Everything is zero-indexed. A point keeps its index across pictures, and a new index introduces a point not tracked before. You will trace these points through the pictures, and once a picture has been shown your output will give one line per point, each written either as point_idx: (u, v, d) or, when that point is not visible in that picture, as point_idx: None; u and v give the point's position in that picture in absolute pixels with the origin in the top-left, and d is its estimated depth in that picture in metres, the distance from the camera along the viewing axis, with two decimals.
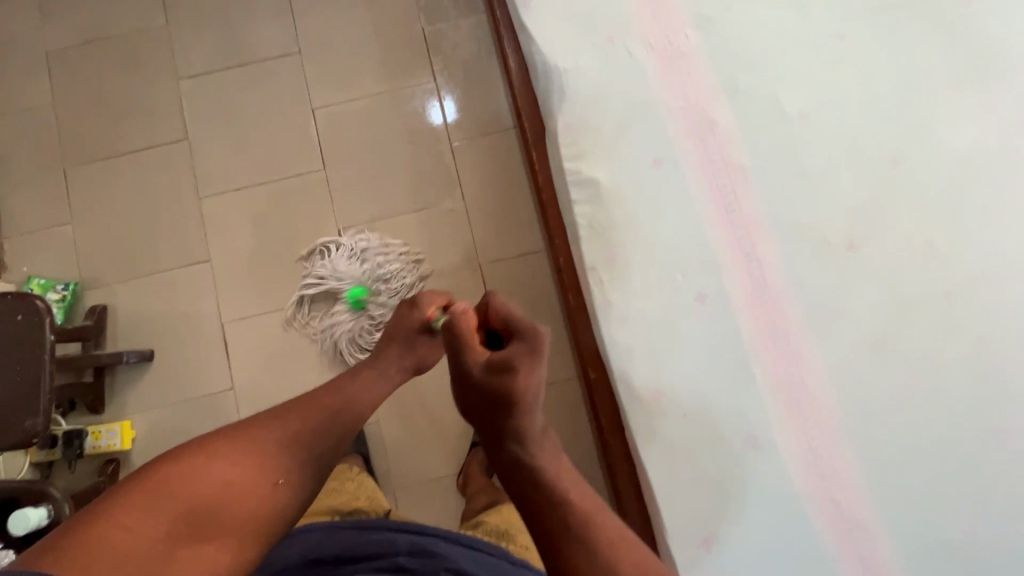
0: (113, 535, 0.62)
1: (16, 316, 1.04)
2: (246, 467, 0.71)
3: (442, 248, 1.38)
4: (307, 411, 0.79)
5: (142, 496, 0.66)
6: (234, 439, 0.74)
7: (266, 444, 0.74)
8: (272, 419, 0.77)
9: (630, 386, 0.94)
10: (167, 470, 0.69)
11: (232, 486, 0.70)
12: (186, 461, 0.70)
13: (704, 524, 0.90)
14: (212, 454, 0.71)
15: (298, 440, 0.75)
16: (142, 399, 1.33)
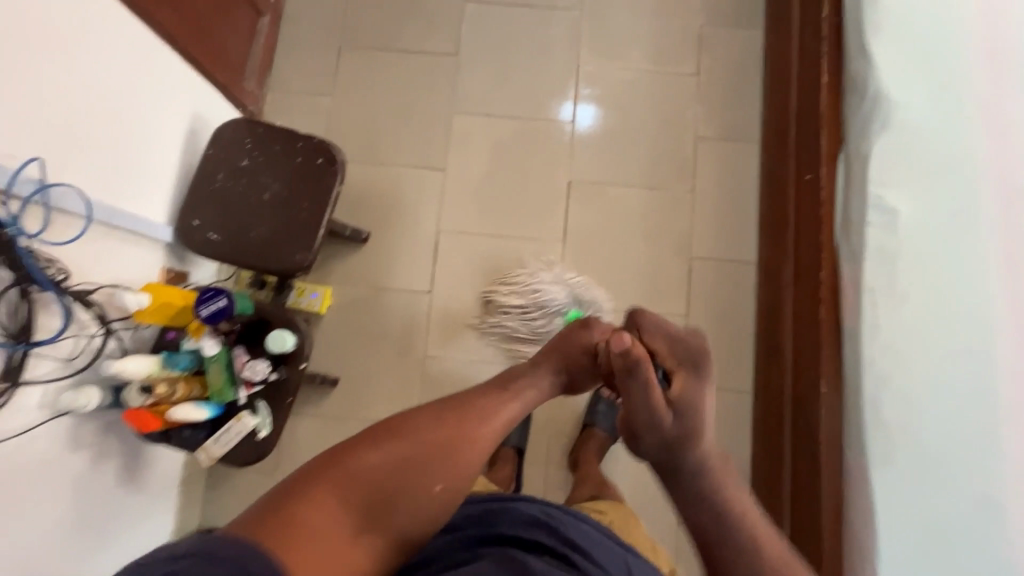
0: (312, 517, 0.56)
1: (317, 159, 1.10)
2: (420, 461, 0.65)
3: (661, 229, 1.42)
4: (482, 411, 0.72)
5: (339, 486, 0.59)
6: (419, 429, 0.67)
7: (443, 439, 0.67)
8: (437, 416, 0.69)
9: (877, 410, 0.97)
10: (364, 458, 0.62)
11: (404, 488, 0.63)
12: (375, 453, 0.63)
13: (912, 562, 0.92)
14: (395, 446, 0.64)
15: (444, 446, 0.66)
16: (347, 273, 1.40)
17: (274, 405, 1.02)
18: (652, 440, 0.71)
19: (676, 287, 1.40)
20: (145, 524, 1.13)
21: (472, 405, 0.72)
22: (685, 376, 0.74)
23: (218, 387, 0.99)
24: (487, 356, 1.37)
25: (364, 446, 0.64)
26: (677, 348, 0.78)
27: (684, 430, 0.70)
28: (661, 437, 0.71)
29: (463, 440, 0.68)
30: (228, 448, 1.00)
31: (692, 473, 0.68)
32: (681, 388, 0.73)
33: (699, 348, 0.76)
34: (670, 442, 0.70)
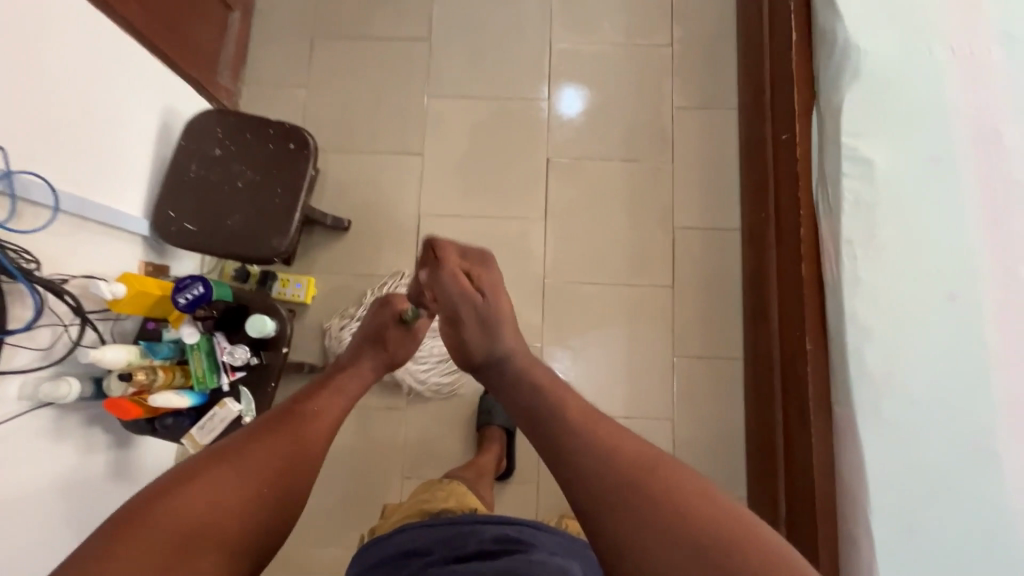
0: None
1: (289, 144, 1.11)
2: (238, 485, 0.58)
3: (641, 200, 1.41)
4: (312, 408, 0.70)
5: (136, 531, 0.52)
6: (238, 448, 0.61)
7: (270, 456, 0.62)
8: (253, 437, 0.63)
9: (862, 361, 0.95)
10: (174, 496, 0.55)
11: (228, 515, 0.56)
12: (185, 487, 0.56)
13: (908, 513, 0.90)
14: (211, 471, 0.58)
15: (280, 468, 0.61)
16: (330, 263, 1.40)
17: (256, 391, 1.02)
18: (472, 330, 0.75)
19: (660, 258, 1.39)
20: None
21: (300, 413, 0.68)
22: (489, 276, 0.78)
23: (201, 375, 1.00)
24: None
25: (170, 483, 0.56)
26: (466, 254, 0.80)
27: (496, 319, 0.75)
28: (483, 323, 0.75)
29: (295, 443, 0.64)
30: (212, 437, 1.00)
31: (538, 388, 0.65)
32: (479, 280, 0.78)
33: (481, 256, 0.80)
34: (483, 323, 0.75)
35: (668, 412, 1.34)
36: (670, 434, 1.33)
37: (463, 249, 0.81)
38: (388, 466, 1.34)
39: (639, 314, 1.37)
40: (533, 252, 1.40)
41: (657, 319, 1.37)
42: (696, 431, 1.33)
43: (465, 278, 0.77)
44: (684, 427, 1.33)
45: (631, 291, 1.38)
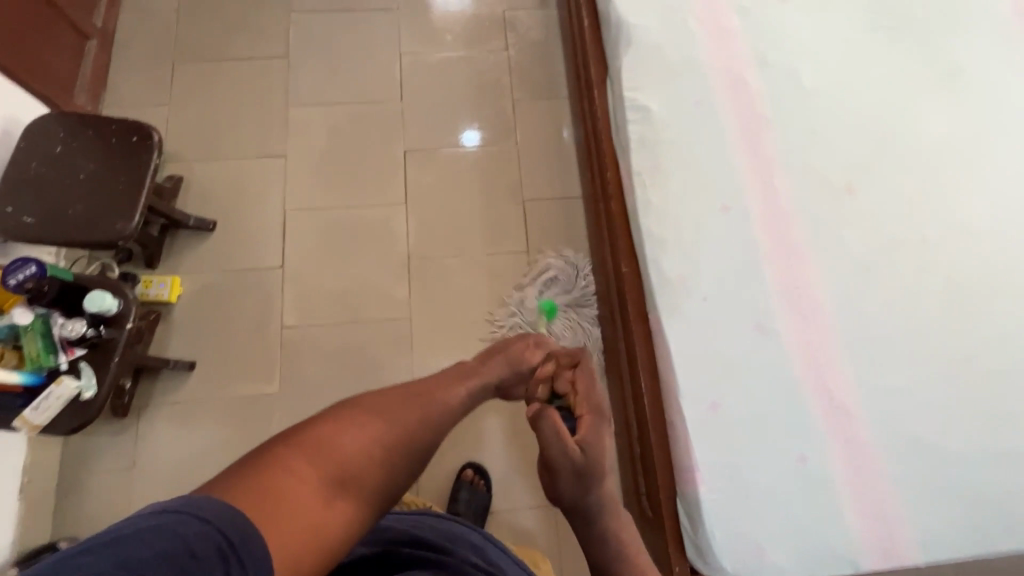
0: (277, 475, 0.56)
1: (132, 137, 1.17)
2: (359, 441, 0.64)
3: (494, 180, 1.56)
4: (420, 403, 0.73)
5: (310, 453, 0.60)
6: (380, 411, 0.69)
7: (410, 410, 0.71)
8: (326, 419, 0.66)
9: (660, 269, 1.10)
10: (330, 434, 0.63)
11: (351, 460, 0.62)
12: (343, 426, 0.65)
13: (710, 390, 1.03)
14: (353, 422, 0.66)
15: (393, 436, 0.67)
16: (197, 262, 1.43)
17: (98, 367, 1.03)
18: (568, 481, 0.76)
19: (514, 228, 1.52)
20: None
21: (423, 402, 0.73)
22: (591, 422, 0.77)
23: (36, 355, 0.99)
24: (343, 318, 1.42)
25: (333, 416, 0.66)
26: (587, 386, 0.81)
27: (591, 461, 0.74)
28: (576, 472, 0.75)
29: (423, 420, 0.71)
30: (50, 417, 0.99)
31: (600, 507, 0.76)
32: (584, 430, 0.76)
33: (597, 395, 0.80)
34: (579, 477, 0.75)
35: None
36: None
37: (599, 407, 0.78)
38: None
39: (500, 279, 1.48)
40: (396, 233, 1.50)
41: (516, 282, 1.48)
42: None
43: (564, 426, 0.73)
44: None
45: (490, 259, 1.49)
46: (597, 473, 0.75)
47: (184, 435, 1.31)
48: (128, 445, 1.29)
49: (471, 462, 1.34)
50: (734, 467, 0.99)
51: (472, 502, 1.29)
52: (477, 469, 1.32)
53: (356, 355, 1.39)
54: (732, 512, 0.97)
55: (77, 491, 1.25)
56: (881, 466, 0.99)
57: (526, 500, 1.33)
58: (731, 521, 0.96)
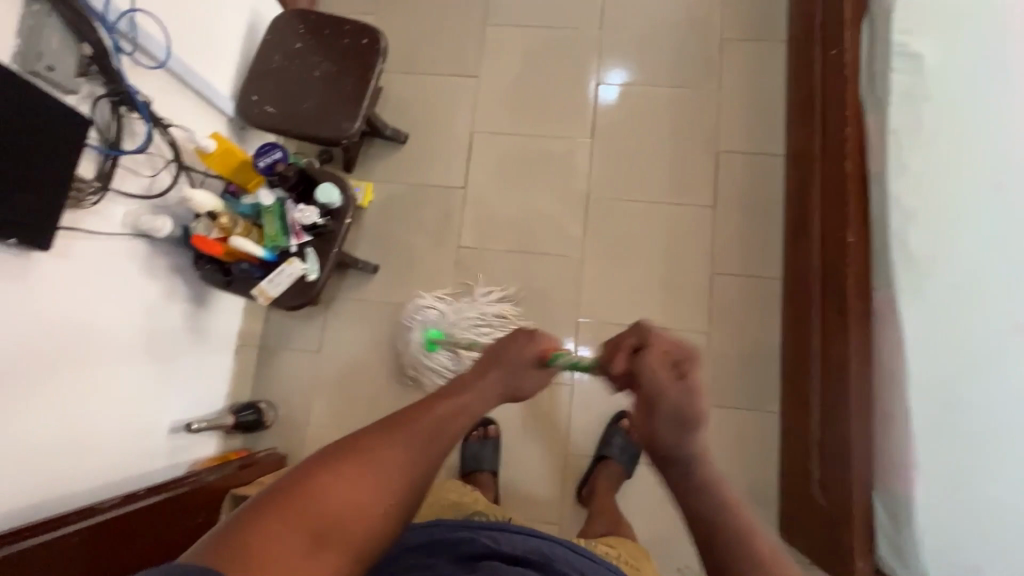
0: (258, 544, 0.50)
1: (362, 40, 1.20)
2: (359, 479, 0.57)
3: (687, 126, 1.45)
4: (428, 430, 0.63)
5: (291, 516, 0.53)
6: (371, 453, 0.59)
7: (414, 449, 0.61)
8: (327, 455, 0.58)
9: (904, 244, 0.97)
10: (316, 483, 0.55)
11: (347, 506, 0.56)
12: (335, 466, 0.57)
13: (946, 389, 0.91)
14: (345, 470, 0.57)
15: (399, 476, 0.59)
16: (387, 171, 1.49)
17: (321, 253, 1.12)
18: (663, 425, 0.65)
19: (703, 179, 1.42)
20: (205, 378, 1.24)
21: (424, 439, 0.62)
22: (690, 364, 0.66)
23: (273, 235, 1.08)
24: (516, 245, 1.43)
25: (327, 463, 0.57)
26: (678, 344, 0.67)
27: (695, 407, 0.65)
28: (677, 414, 0.65)
29: (426, 461, 0.61)
30: (281, 291, 1.10)
31: (697, 458, 0.65)
32: (653, 366, 0.66)
33: (682, 348, 0.67)
34: (685, 423, 0.65)
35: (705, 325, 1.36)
36: (704, 346, 1.35)
37: (677, 342, 0.68)
38: None
39: (681, 230, 1.40)
40: (578, 168, 1.45)
41: (696, 236, 1.40)
42: (729, 342, 1.35)
43: (622, 361, 0.69)
44: (720, 340, 1.35)
45: (672, 209, 1.41)
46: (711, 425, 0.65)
47: (364, 330, 1.41)
48: (316, 330, 1.42)
49: (626, 411, 1.32)
50: (960, 476, 0.88)
51: (626, 450, 1.28)
52: (632, 419, 1.31)
53: (524, 285, 1.41)
54: (949, 525, 0.87)
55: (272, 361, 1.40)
56: None
57: None
58: (945, 532, 0.87)
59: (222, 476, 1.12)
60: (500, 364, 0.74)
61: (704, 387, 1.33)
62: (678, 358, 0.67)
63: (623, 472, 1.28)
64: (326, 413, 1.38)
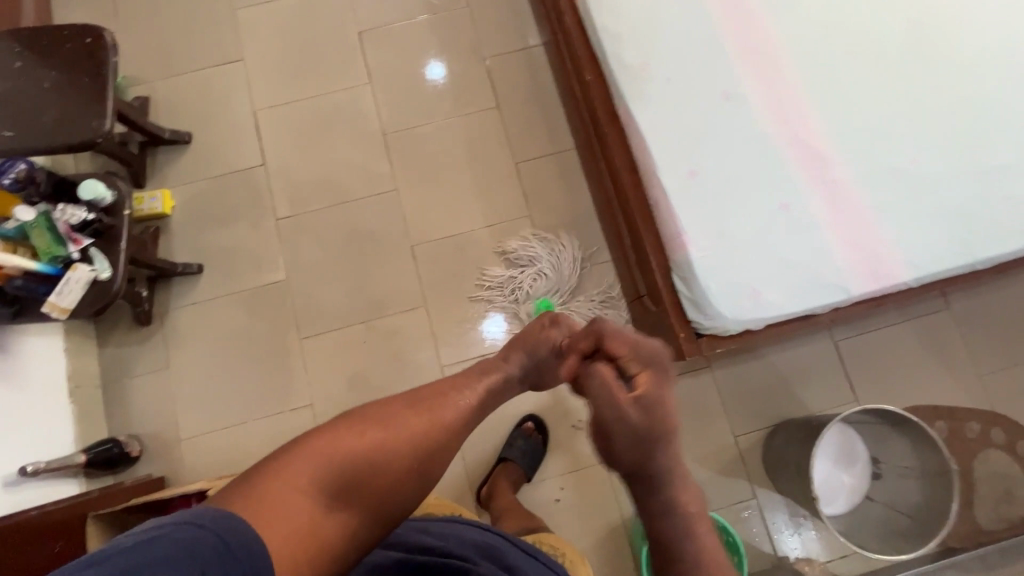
0: (282, 489, 0.62)
1: (86, 40, 1.18)
2: (370, 444, 0.69)
3: (452, 44, 1.55)
4: (438, 409, 0.77)
5: (305, 461, 0.65)
6: (382, 422, 0.72)
7: (421, 430, 0.74)
8: (349, 421, 0.71)
9: (621, 61, 1.11)
10: (318, 442, 0.68)
11: (367, 464, 0.68)
12: (357, 432, 0.70)
13: (688, 161, 1.05)
14: (357, 434, 0.70)
15: (412, 442, 0.72)
16: (181, 173, 1.46)
17: (109, 253, 1.09)
18: (626, 439, 0.71)
19: (481, 87, 1.52)
20: (35, 428, 1.15)
21: (426, 418, 0.75)
22: (653, 382, 0.75)
23: (47, 248, 1.03)
24: (333, 200, 1.46)
25: (338, 425, 0.70)
26: (639, 350, 0.79)
27: (646, 420, 0.71)
28: (637, 428, 0.71)
29: (422, 439, 0.73)
30: (75, 300, 1.05)
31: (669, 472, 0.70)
32: (641, 385, 0.75)
33: (652, 351, 0.78)
34: (639, 430, 0.70)
35: (526, 210, 1.46)
36: (531, 226, 1.45)
37: (633, 340, 0.79)
38: (282, 333, 1.39)
39: (477, 136, 1.50)
40: (366, 111, 1.51)
41: (493, 136, 1.50)
42: (551, 215, 1.46)
43: (611, 376, 0.77)
44: (542, 217, 1.46)
45: (464, 121, 1.50)
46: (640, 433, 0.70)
47: (209, 328, 1.38)
48: (158, 348, 1.37)
49: (531, 415, 1.34)
50: (721, 226, 1.03)
51: (528, 452, 1.30)
52: (535, 420, 1.34)
53: (354, 231, 1.44)
54: (728, 266, 1.01)
55: (122, 395, 1.34)
56: (858, 197, 1.03)
57: None
58: (723, 272, 1.01)
59: (41, 509, 1.02)
60: (522, 343, 0.88)
61: (542, 261, 1.43)
62: (638, 367, 0.77)
63: (523, 476, 1.30)
64: (196, 422, 1.34)
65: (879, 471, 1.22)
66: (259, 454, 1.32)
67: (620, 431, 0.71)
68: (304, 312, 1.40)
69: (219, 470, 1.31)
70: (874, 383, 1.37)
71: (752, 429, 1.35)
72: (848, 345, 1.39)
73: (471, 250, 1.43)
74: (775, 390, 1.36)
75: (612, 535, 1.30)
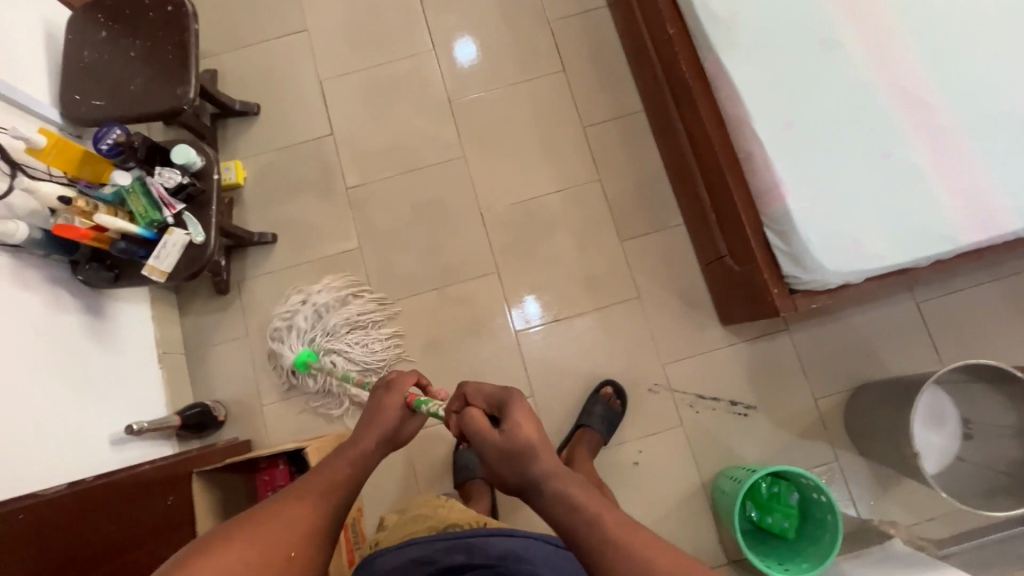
0: None
1: (166, 8, 1.19)
2: (257, 552, 0.56)
3: (515, 8, 1.53)
4: (316, 490, 0.65)
5: None
6: (264, 521, 0.59)
7: (310, 522, 0.62)
8: (217, 538, 0.56)
9: (709, 11, 1.08)
10: (209, 566, 0.53)
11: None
12: (283, 505, 0.62)
13: (783, 111, 1.03)
14: (235, 547, 0.56)
15: (306, 535, 0.61)
16: (251, 144, 1.48)
17: (200, 217, 1.11)
18: (496, 460, 0.66)
19: (545, 50, 1.50)
20: (132, 391, 1.19)
21: (306, 509, 0.62)
22: (512, 410, 0.67)
23: (144, 213, 1.06)
24: (400, 168, 1.46)
25: (209, 544, 0.55)
26: (488, 377, 0.76)
27: (513, 442, 0.64)
28: (507, 455, 0.65)
29: (314, 530, 0.61)
30: (172, 264, 1.07)
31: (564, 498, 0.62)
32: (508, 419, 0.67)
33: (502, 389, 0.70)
34: (508, 455, 0.64)
35: (594, 174, 1.45)
36: (600, 191, 1.43)
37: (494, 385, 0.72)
38: (356, 300, 1.40)
39: (543, 101, 1.48)
40: (430, 79, 1.50)
41: (559, 101, 1.48)
42: (620, 179, 1.44)
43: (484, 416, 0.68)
44: (611, 181, 1.44)
45: (529, 85, 1.49)
46: (520, 450, 0.64)
47: (285, 297, 1.40)
48: (237, 315, 1.39)
49: (609, 380, 1.34)
50: (818, 177, 1.00)
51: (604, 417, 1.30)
52: (614, 386, 1.33)
53: (422, 199, 1.44)
54: (827, 218, 0.99)
55: (204, 361, 1.37)
56: (964, 144, 0.99)
57: (610, 298, 1.39)
58: (824, 223, 0.99)
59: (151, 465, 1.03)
60: (383, 414, 0.77)
61: (613, 225, 1.42)
62: (500, 404, 0.70)
63: (602, 440, 1.29)
64: (276, 388, 1.36)
65: (970, 433, 1.19)
66: (338, 419, 1.35)
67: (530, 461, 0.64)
68: (376, 279, 1.41)
69: (300, 434, 1.34)
70: (958, 344, 1.33)
71: (832, 392, 1.33)
72: (931, 306, 1.35)
73: (539, 216, 1.43)
74: (854, 352, 1.34)
75: (690, 497, 1.30)
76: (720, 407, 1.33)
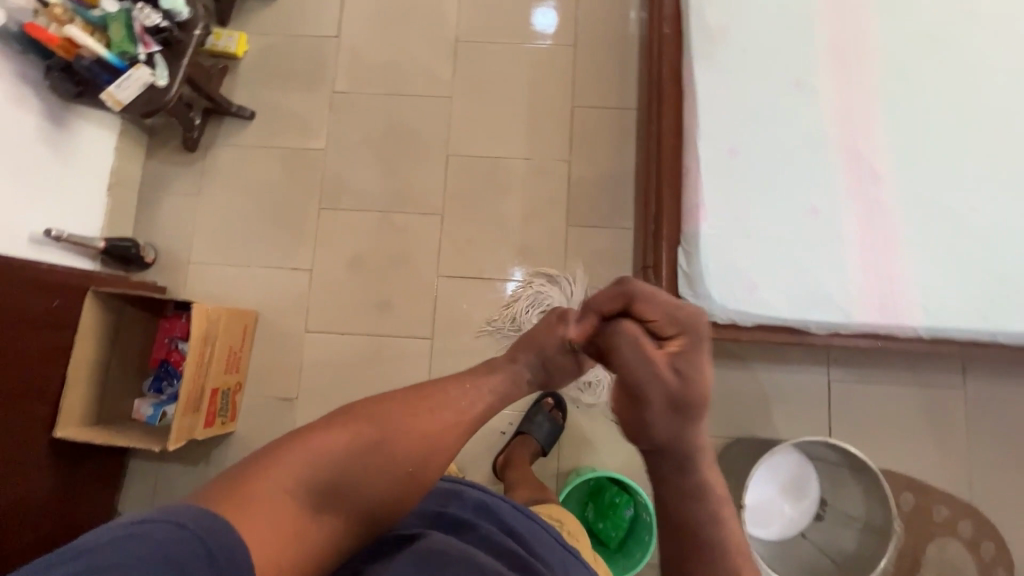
0: (269, 489, 0.52)
1: None
2: (388, 436, 0.59)
3: None
4: (435, 403, 0.63)
5: (317, 461, 0.55)
6: (399, 412, 0.61)
7: (438, 430, 0.62)
8: (368, 414, 0.60)
9: (701, 17, 1.06)
10: (324, 434, 0.57)
11: (363, 468, 0.57)
12: (401, 399, 0.62)
13: (732, 135, 1.01)
14: (365, 435, 0.58)
15: (428, 434, 0.61)
16: (261, 23, 1.52)
17: (171, 64, 1.18)
18: (658, 417, 0.60)
19: (565, 21, 1.49)
20: (68, 203, 1.27)
21: (434, 416, 0.62)
22: (690, 355, 0.60)
23: (119, 42, 1.11)
24: (389, 89, 1.49)
25: (343, 418, 0.59)
26: (674, 315, 0.61)
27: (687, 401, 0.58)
28: (670, 412, 0.59)
29: (432, 439, 0.61)
30: (131, 98, 1.13)
31: (683, 461, 0.60)
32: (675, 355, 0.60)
33: (688, 313, 0.61)
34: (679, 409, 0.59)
35: (566, 154, 1.45)
36: (566, 171, 1.44)
37: (659, 296, 0.63)
38: (306, 197, 1.45)
39: (544, 70, 1.48)
40: (447, 14, 1.51)
41: (559, 73, 1.48)
42: (589, 165, 1.44)
43: (649, 348, 0.60)
44: (580, 166, 1.44)
45: (537, 50, 1.49)
46: (690, 414, 0.59)
47: (244, 171, 1.46)
48: (195, 174, 1.46)
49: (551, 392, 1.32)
50: (744, 211, 0.99)
51: (549, 429, 1.30)
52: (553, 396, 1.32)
53: (398, 123, 1.47)
54: (736, 253, 0.98)
55: (154, 207, 1.44)
56: (897, 224, 0.97)
57: (541, 275, 1.40)
58: (729, 256, 0.98)
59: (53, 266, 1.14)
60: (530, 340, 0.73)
61: (566, 207, 1.42)
62: (673, 329, 0.61)
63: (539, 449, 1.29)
64: (207, 251, 1.43)
65: (823, 514, 1.19)
66: (252, 297, 1.41)
67: (651, 411, 0.60)
68: (331, 184, 1.45)
69: (213, 299, 1.41)
70: (854, 431, 1.31)
71: (714, 433, 1.33)
72: (840, 388, 1.33)
73: (501, 176, 1.44)
74: (749, 403, 1.33)
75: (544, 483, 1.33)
76: (600, 411, 1.35)
